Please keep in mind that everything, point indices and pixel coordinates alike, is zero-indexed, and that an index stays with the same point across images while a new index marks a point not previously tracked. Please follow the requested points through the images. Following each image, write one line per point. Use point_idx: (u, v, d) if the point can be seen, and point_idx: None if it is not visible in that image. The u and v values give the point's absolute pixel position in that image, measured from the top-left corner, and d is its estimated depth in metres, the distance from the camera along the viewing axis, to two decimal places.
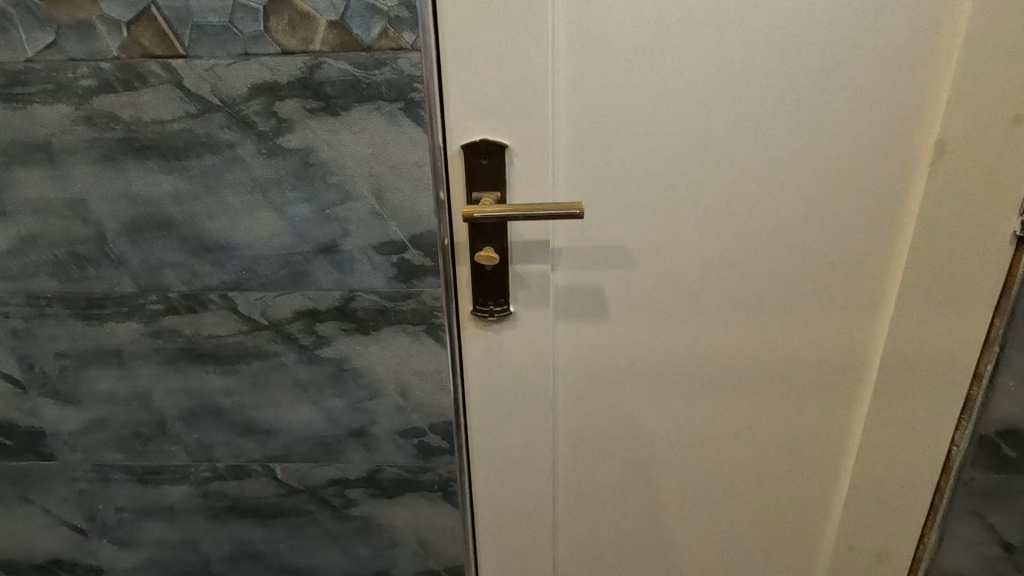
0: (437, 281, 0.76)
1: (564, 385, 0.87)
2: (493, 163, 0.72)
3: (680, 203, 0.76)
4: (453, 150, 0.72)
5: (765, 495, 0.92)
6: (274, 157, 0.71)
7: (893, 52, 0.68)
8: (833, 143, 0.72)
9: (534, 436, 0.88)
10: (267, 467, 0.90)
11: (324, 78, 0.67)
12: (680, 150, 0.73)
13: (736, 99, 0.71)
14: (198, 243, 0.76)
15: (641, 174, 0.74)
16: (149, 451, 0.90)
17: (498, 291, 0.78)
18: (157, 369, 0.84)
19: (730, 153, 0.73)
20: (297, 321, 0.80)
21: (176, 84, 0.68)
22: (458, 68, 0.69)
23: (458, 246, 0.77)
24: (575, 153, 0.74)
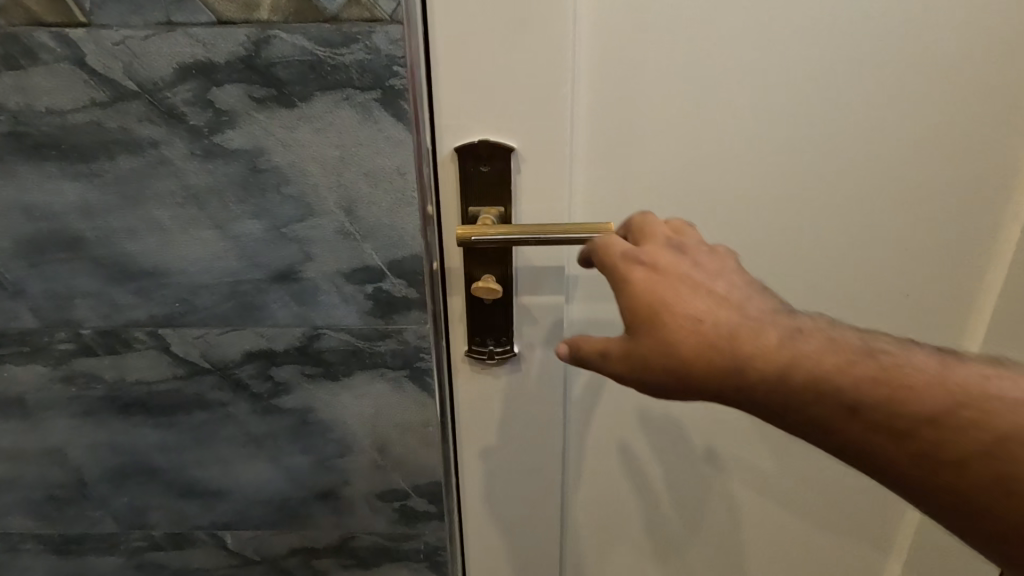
0: (423, 317, 0.61)
1: (578, 435, 0.72)
2: (496, 171, 0.57)
3: (726, 217, 0.61)
4: (444, 154, 0.57)
5: (807, 555, 0.79)
6: (213, 161, 0.55)
7: (1001, 39, 0.54)
8: (917, 151, 0.59)
9: (541, 496, 0.73)
10: (216, 535, 0.74)
11: (275, 57, 0.51)
12: (729, 153, 0.59)
13: (802, 90, 0.56)
14: (116, 268, 0.60)
15: (682, 178, 0.60)
16: (66, 518, 0.73)
17: (500, 327, 0.63)
18: (72, 421, 0.67)
19: (790, 157, 0.59)
20: (247, 364, 0.64)
21: (78, 62, 0.52)
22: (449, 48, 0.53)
23: (450, 271, 0.62)
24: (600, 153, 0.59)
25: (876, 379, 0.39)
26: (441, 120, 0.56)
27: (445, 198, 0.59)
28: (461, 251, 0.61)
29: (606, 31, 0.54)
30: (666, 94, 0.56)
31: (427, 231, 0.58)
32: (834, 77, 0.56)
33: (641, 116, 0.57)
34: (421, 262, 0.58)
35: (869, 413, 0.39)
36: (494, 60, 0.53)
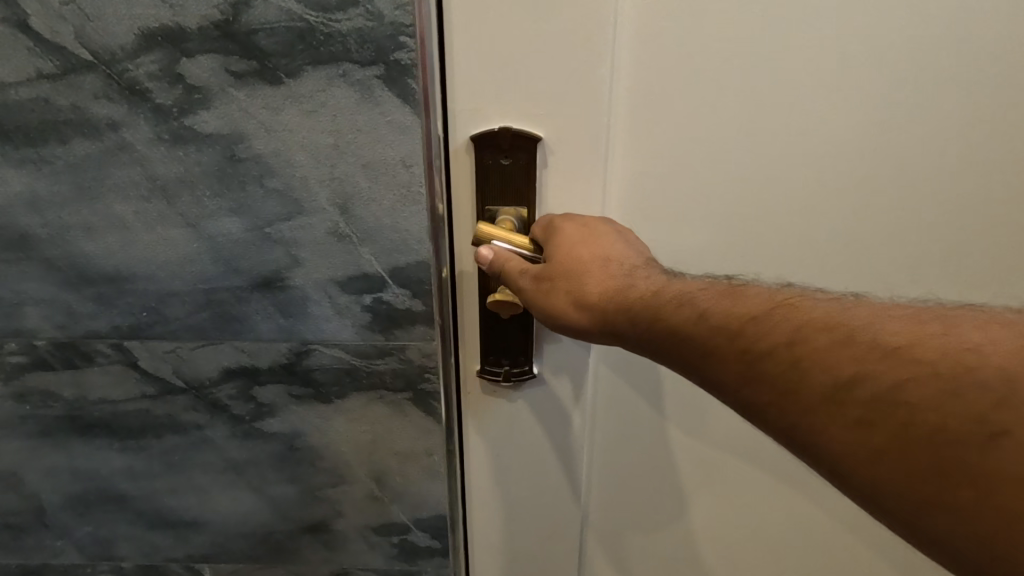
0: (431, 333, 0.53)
1: (601, 468, 0.62)
2: (518, 165, 0.48)
3: (794, 219, 0.50)
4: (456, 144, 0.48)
5: None
6: (182, 147, 0.47)
7: None
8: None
9: (557, 532, 0.64)
10: (193, 569, 0.66)
11: (256, 22, 0.43)
12: (802, 142, 0.48)
13: (896, 67, 0.45)
14: (72, 271, 0.51)
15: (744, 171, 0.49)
16: (25, 547, 0.65)
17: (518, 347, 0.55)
18: (26, 443, 0.59)
19: (875, 149, 0.48)
20: (226, 383, 0.56)
21: (19, 26, 0.43)
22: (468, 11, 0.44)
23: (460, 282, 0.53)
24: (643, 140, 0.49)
25: (761, 306, 0.37)
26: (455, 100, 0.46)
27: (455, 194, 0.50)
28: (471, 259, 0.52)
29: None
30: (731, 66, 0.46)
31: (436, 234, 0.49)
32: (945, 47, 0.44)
33: (698, 97, 0.47)
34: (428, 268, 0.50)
35: (748, 332, 0.37)
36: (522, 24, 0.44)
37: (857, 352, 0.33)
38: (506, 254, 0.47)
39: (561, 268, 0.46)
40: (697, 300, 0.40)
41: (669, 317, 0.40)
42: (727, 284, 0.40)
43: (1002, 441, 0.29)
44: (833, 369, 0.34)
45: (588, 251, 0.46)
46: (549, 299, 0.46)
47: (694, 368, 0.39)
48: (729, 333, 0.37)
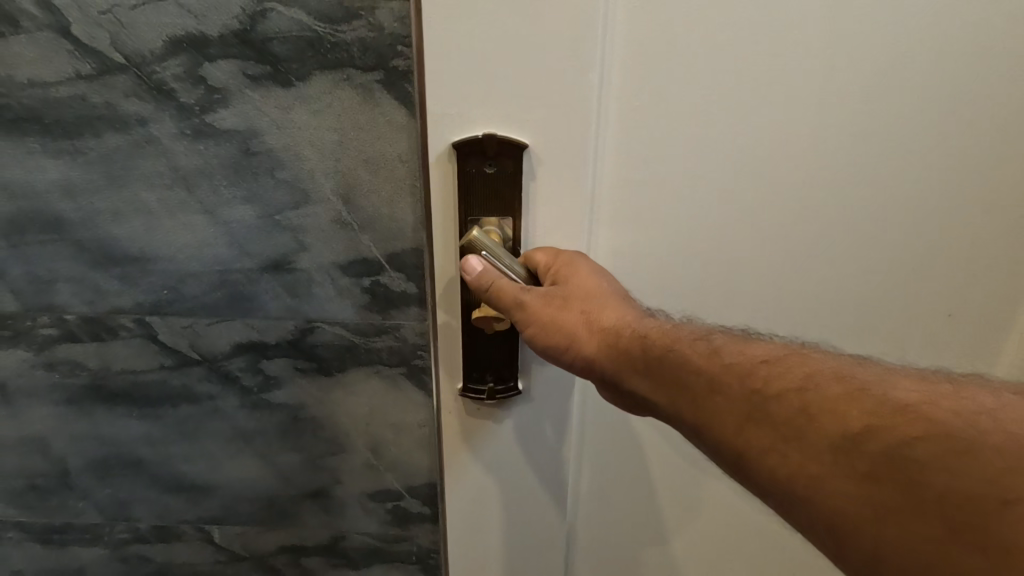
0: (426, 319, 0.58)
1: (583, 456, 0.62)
2: (503, 173, 0.48)
3: (787, 263, 0.53)
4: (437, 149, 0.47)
5: None
6: (202, 141, 0.52)
7: None
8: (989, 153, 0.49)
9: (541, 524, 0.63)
10: (202, 530, 0.72)
11: (271, 32, 0.48)
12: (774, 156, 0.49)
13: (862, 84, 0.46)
14: (100, 252, 0.57)
15: (749, 216, 0.51)
16: (49, 507, 0.71)
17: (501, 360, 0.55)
18: (53, 410, 0.65)
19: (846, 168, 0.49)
20: (237, 356, 0.61)
21: (61, 32, 0.49)
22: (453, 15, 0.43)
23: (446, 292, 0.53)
24: (642, 171, 0.50)
25: (776, 353, 0.40)
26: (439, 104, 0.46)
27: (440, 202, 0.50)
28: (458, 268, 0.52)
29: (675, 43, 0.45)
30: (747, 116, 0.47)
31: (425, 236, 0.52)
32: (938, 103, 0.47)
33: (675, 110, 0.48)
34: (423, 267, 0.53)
35: (759, 373, 0.39)
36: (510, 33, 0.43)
37: (865, 408, 0.35)
38: (504, 287, 0.48)
39: (573, 293, 0.47)
40: (711, 339, 0.43)
41: (680, 348, 0.43)
42: (740, 334, 0.44)
43: (1011, 508, 0.30)
44: (844, 419, 0.35)
45: (608, 287, 0.48)
46: (558, 319, 0.47)
47: (698, 402, 0.40)
48: (743, 370, 0.40)
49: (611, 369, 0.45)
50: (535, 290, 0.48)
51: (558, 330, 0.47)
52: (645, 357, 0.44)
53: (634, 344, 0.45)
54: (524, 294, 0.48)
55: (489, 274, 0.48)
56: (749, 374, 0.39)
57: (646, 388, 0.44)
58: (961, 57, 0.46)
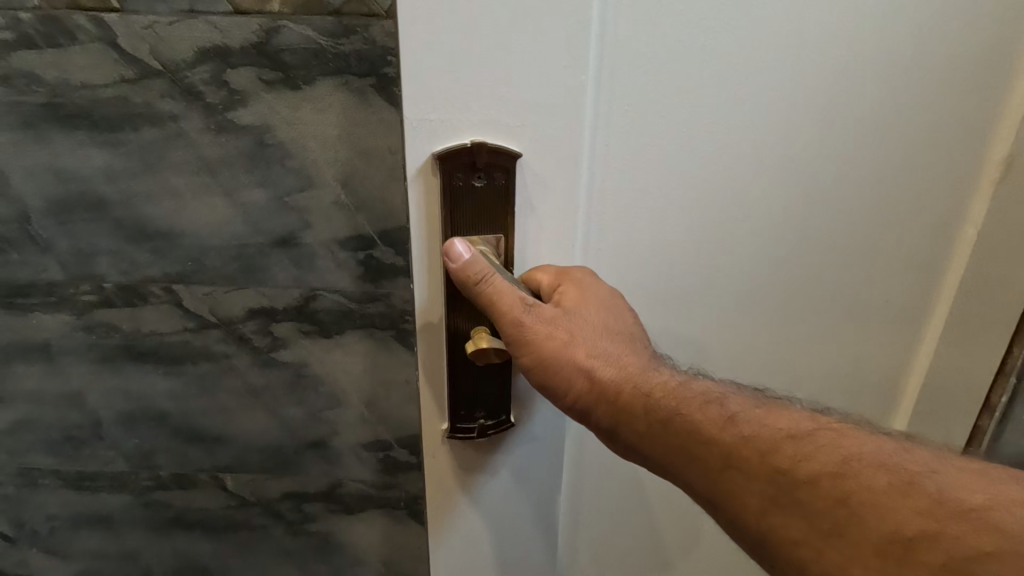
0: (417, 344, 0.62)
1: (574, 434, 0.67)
2: (489, 183, 0.53)
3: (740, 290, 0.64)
4: (422, 160, 0.51)
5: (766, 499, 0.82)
6: (225, 135, 0.62)
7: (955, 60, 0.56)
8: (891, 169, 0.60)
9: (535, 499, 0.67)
10: (217, 478, 0.82)
11: (283, 44, 0.58)
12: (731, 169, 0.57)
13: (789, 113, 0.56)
14: (135, 228, 0.67)
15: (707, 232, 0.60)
16: (82, 456, 0.81)
17: (492, 390, 0.61)
18: (90, 367, 0.74)
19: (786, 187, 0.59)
20: (250, 320, 0.71)
21: (110, 43, 0.59)
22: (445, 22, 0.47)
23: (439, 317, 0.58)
24: (655, 186, 0.57)
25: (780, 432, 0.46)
26: (428, 114, 0.50)
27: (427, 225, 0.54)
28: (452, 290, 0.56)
29: (688, 129, 0.55)
30: (713, 158, 0.57)
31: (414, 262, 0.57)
32: (880, 195, 0.61)
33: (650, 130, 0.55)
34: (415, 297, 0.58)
35: (782, 452, 0.45)
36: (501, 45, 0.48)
37: (861, 484, 0.42)
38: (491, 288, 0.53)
39: (577, 332, 0.54)
40: (725, 404, 0.49)
41: (685, 413, 0.49)
42: (751, 396, 0.50)
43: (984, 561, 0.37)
44: (852, 492, 0.42)
45: (614, 333, 0.55)
46: (563, 359, 0.53)
47: (708, 470, 0.47)
48: (762, 445, 0.46)
49: (613, 419, 0.53)
50: (541, 324, 0.54)
51: (556, 366, 0.53)
52: (647, 417, 0.51)
53: (637, 399, 0.51)
54: (533, 330, 0.54)
55: (474, 262, 0.53)
56: (773, 450, 0.45)
57: (654, 445, 0.51)
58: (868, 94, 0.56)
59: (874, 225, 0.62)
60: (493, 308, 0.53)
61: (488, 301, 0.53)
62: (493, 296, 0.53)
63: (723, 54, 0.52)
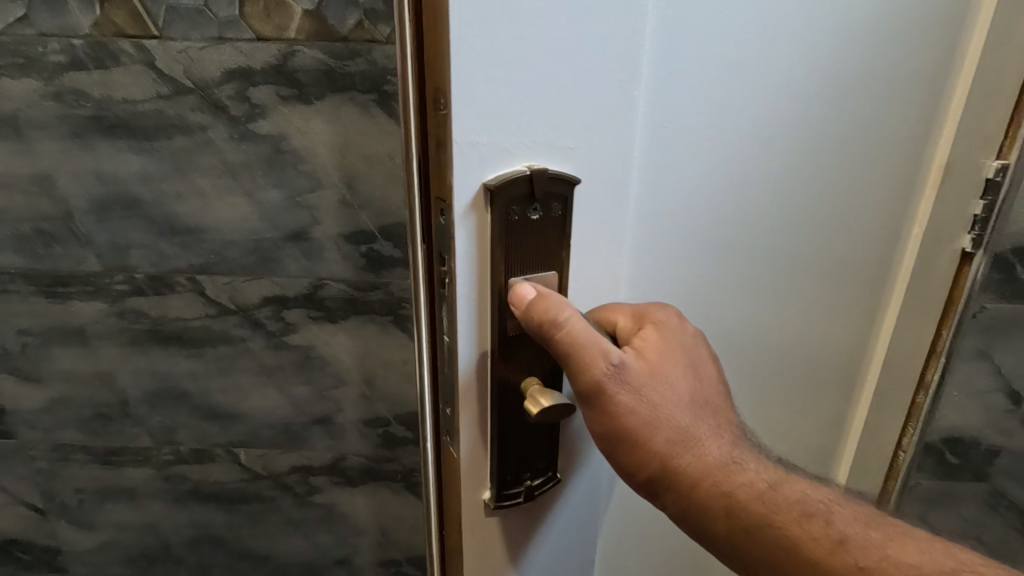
0: (448, 407, 0.47)
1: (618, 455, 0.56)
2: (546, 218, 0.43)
3: (753, 315, 0.58)
4: (472, 191, 0.39)
5: None
6: (246, 143, 0.72)
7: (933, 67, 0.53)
8: (886, 181, 0.57)
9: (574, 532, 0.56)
10: (231, 453, 0.90)
11: (298, 66, 0.68)
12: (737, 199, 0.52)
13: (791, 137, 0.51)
14: (165, 225, 0.76)
15: (718, 264, 0.54)
16: (110, 433, 0.89)
17: (542, 443, 0.50)
18: (121, 349, 0.83)
19: (791, 210, 0.54)
20: (264, 307, 0.80)
21: (149, 65, 0.68)
22: (496, 22, 0.36)
23: (485, 373, 0.45)
24: (662, 218, 0.50)
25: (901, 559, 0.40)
26: (473, 135, 0.38)
27: (477, 261, 0.42)
28: (506, 333, 0.44)
29: (722, 145, 0.49)
30: (721, 190, 0.51)
31: (453, 308, 0.43)
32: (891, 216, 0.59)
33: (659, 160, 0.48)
34: (456, 352, 0.44)
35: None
36: (558, 48, 0.38)
37: None
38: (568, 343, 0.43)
39: (665, 409, 0.44)
40: (831, 523, 0.42)
41: (780, 525, 0.42)
42: (860, 511, 0.43)
43: None
44: None
45: (704, 407, 0.46)
46: (645, 439, 0.44)
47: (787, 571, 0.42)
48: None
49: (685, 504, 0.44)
50: (628, 392, 0.43)
51: (629, 441, 0.44)
52: (730, 521, 0.43)
53: (721, 498, 0.43)
54: (612, 395, 0.43)
55: (552, 306, 0.42)
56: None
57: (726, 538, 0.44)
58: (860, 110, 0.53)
59: (879, 246, 0.60)
60: (569, 359, 0.43)
61: (567, 351, 0.43)
62: (570, 348, 0.43)
63: (747, 67, 0.47)
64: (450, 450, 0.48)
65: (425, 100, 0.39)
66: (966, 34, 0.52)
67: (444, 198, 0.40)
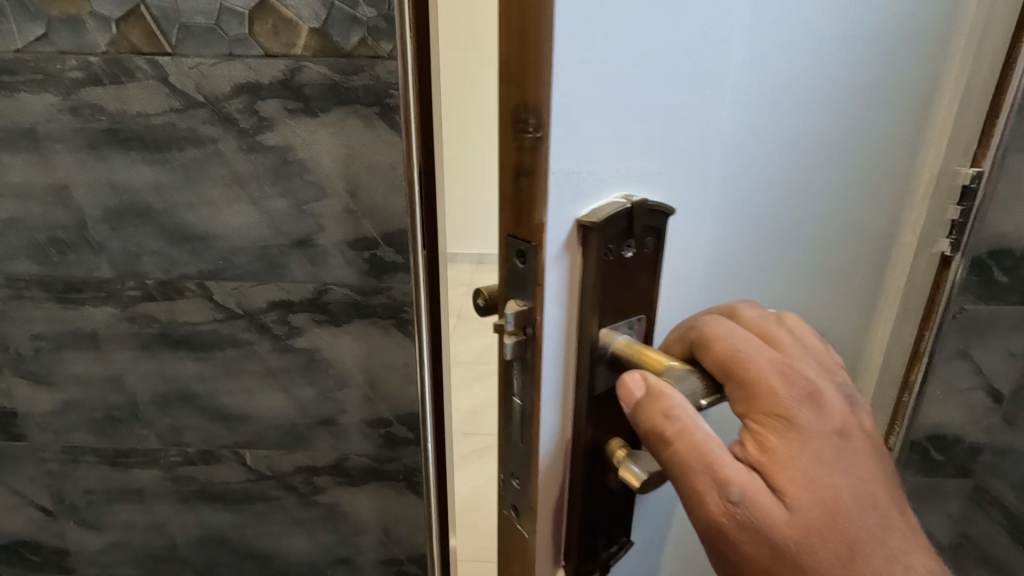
0: (512, 480, 0.43)
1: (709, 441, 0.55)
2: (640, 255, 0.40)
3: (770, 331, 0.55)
4: (566, 230, 0.36)
5: None
6: (254, 154, 0.75)
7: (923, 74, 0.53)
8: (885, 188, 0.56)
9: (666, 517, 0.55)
10: (237, 454, 0.93)
11: (304, 81, 0.71)
12: (762, 215, 0.49)
13: (808, 149, 0.49)
14: (176, 232, 0.79)
15: (744, 284, 0.51)
16: (119, 434, 0.92)
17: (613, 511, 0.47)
18: (131, 353, 0.86)
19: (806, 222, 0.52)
20: (271, 311, 0.83)
21: (162, 80, 0.72)
22: (601, 32, 0.33)
23: (565, 434, 0.42)
24: (698, 238, 0.46)
25: None
26: (570, 161, 0.34)
27: (564, 317, 0.38)
28: (591, 394, 0.41)
29: (750, 160, 0.46)
30: (749, 207, 0.48)
31: (533, 370, 0.38)
32: (899, 242, 0.61)
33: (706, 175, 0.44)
34: (532, 421, 0.40)
35: None
36: (648, 75, 0.36)
37: None
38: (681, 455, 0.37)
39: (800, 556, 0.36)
40: None
41: None
42: None
43: None
44: None
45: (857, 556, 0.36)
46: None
47: None
48: None
49: None
50: (750, 529, 0.36)
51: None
52: None
53: None
54: (735, 545, 0.37)
55: (661, 403, 0.37)
56: None
57: None
58: (866, 119, 0.51)
59: (877, 252, 0.59)
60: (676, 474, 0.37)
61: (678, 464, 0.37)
62: (684, 469, 0.37)
63: (772, 77, 0.44)
64: (516, 526, 0.44)
65: (503, 115, 0.34)
66: (951, 38, 0.53)
67: (533, 240, 0.36)
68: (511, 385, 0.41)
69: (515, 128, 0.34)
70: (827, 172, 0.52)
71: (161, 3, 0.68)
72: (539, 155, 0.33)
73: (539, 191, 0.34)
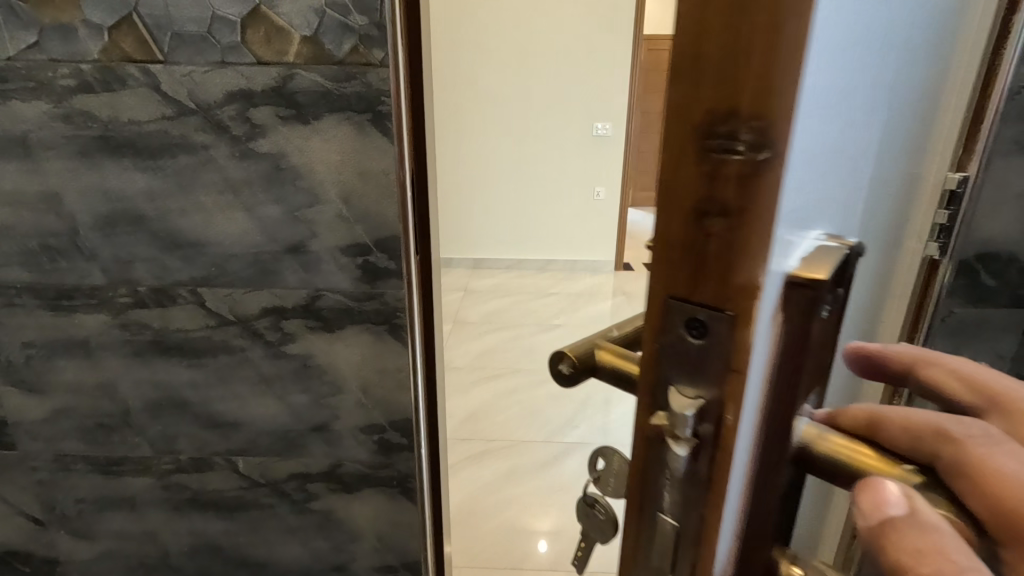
0: None
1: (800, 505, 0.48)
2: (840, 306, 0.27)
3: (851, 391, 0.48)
4: (778, 287, 0.22)
5: None
6: (247, 160, 0.75)
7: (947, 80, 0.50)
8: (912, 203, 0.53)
9: None
10: (230, 461, 0.93)
11: (296, 88, 0.72)
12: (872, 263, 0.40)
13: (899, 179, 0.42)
14: (169, 239, 0.79)
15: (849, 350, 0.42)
16: (111, 443, 0.91)
17: None
18: (123, 360, 0.86)
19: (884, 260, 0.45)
20: (264, 317, 0.83)
21: (154, 88, 0.72)
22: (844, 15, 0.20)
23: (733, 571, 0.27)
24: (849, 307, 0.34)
25: None
26: (802, 218, 0.21)
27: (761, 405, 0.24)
28: (778, 499, 0.27)
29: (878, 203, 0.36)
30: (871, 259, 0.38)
31: (721, 505, 0.23)
32: (906, 254, 0.59)
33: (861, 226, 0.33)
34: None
35: None
36: (859, 92, 0.24)
37: None
38: None
39: None
40: None
41: None
42: None
43: None
44: None
45: None
46: None
47: None
48: None
49: None
50: None
51: None
52: None
53: None
54: None
55: None
56: None
57: None
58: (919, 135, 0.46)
59: (896, 269, 0.57)
60: None
61: None
62: None
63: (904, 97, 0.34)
64: None
65: (682, 125, 0.20)
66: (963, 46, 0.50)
67: (729, 308, 0.21)
68: (650, 512, 0.25)
69: (700, 141, 0.20)
70: (900, 201, 0.45)
71: (153, 11, 0.69)
72: (758, 185, 0.19)
73: (757, 239, 0.19)
